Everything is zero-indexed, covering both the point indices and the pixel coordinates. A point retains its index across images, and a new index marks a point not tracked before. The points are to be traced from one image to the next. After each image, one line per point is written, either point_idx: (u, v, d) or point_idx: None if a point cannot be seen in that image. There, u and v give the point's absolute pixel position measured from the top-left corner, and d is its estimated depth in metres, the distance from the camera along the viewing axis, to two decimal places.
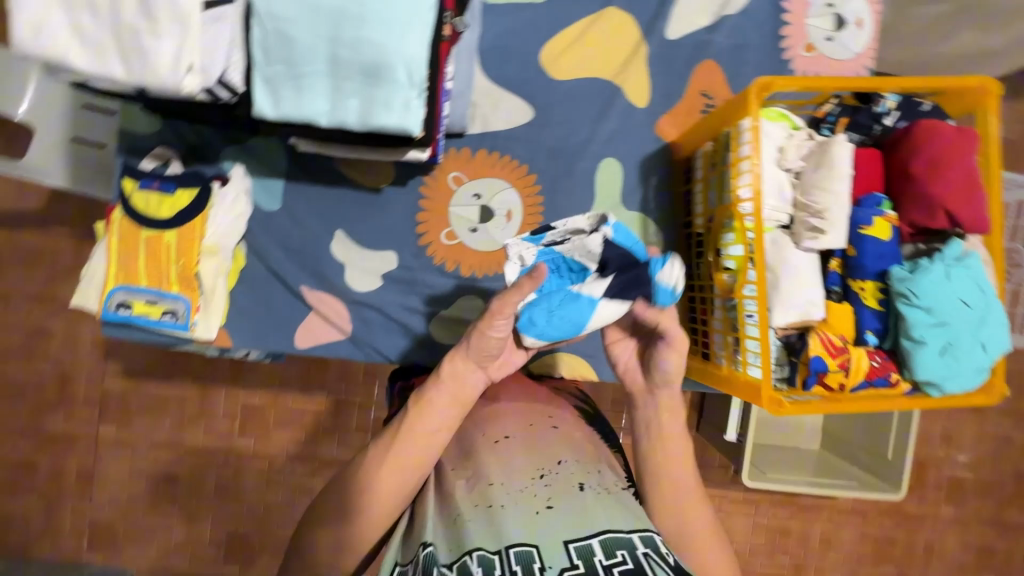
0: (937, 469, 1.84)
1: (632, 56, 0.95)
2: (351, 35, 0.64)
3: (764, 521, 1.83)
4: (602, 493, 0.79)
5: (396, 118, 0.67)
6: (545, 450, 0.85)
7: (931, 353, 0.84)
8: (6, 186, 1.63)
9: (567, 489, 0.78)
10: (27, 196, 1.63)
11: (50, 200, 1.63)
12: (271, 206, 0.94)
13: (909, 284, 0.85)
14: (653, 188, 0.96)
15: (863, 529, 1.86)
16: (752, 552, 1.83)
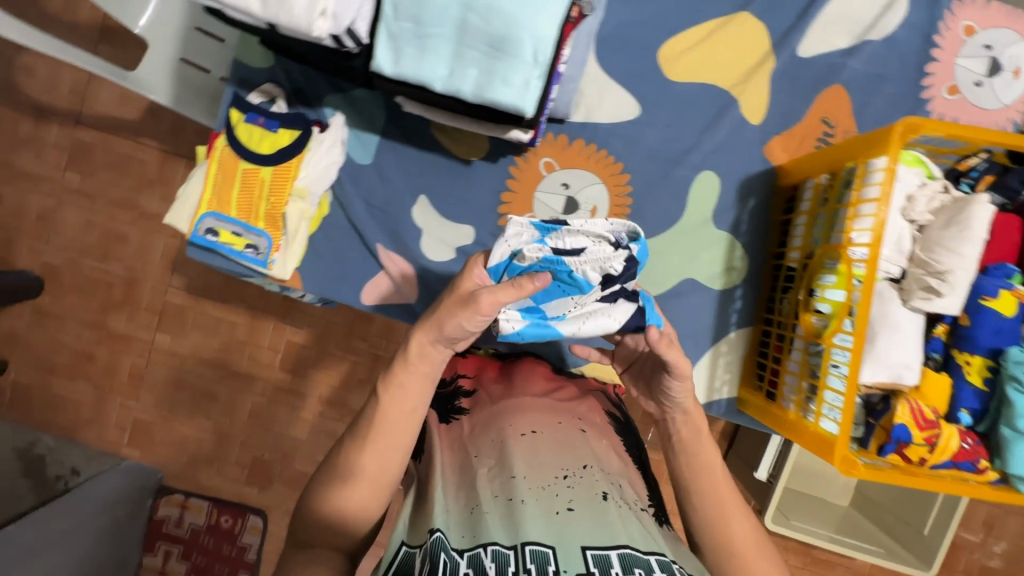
0: (970, 555, 1.73)
1: (756, 68, 0.90)
2: (485, 2, 0.62)
3: None
4: (622, 509, 0.79)
5: (512, 95, 0.65)
6: (571, 453, 0.86)
7: None
8: (109, 92, 1.71)
9: (589, 497, 0.79)
10: (127, 104, 1.70)
11: (149, 113, 1.70)
12: (363, 160, 0.97)
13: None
14: (748, 211, 0.92)
15: None
16: None
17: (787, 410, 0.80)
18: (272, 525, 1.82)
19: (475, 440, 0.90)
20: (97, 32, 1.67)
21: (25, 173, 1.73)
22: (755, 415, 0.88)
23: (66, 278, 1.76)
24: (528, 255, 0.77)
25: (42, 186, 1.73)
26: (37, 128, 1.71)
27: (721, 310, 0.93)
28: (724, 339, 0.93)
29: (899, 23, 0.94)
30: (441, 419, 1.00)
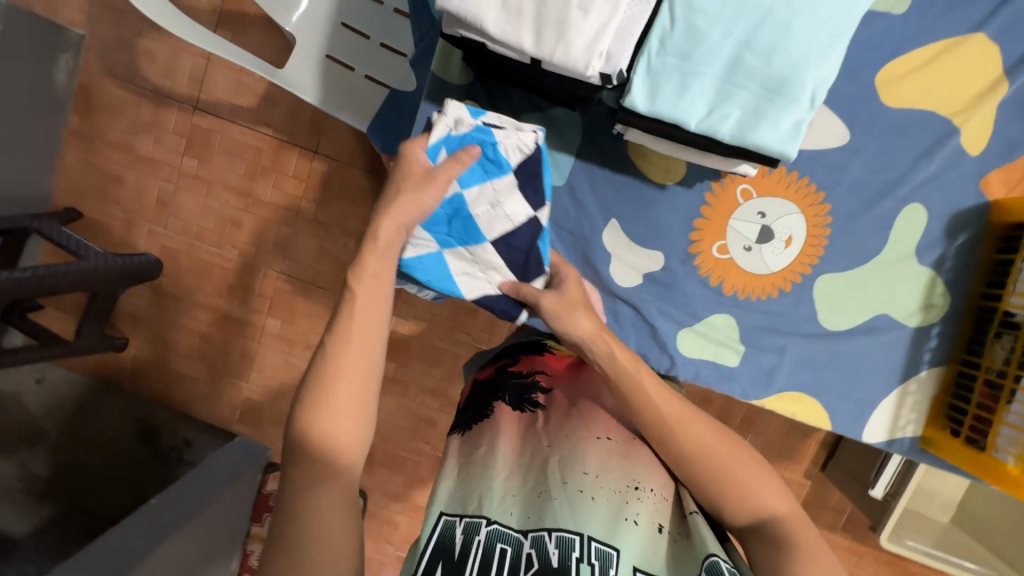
0: None
1: (985, 94, 0.82)
2: (767, 43, 0.59)
3: None
4: (682, 540, 0.62)
5: (777, 138, 0.63)
6: (649, 463, 0.68)
7: None
8: (220, 71, 1.53)
9: (645, 527, 0.61)
10: (242, 88, 1.53)
11: (262, 102, 1.53)
12: (555, 182, 0.88)
13: None
14: (956, 246, 0.87)
15: None
16: None
17: (1005, 464, 0.78)
18: None
19: (550, 427, 0.70)
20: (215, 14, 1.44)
21: (146, 157, 1.59)
22: (946, 455, 0.86)
23: (184, 262, 1.63)
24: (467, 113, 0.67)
25: (162, 171, 1.60)
26: (156, 112, 1.56)
27: (913, 350, 0.89)
28: (914, 378, 0.90)
29: None
30: (512, 407, 0.76)
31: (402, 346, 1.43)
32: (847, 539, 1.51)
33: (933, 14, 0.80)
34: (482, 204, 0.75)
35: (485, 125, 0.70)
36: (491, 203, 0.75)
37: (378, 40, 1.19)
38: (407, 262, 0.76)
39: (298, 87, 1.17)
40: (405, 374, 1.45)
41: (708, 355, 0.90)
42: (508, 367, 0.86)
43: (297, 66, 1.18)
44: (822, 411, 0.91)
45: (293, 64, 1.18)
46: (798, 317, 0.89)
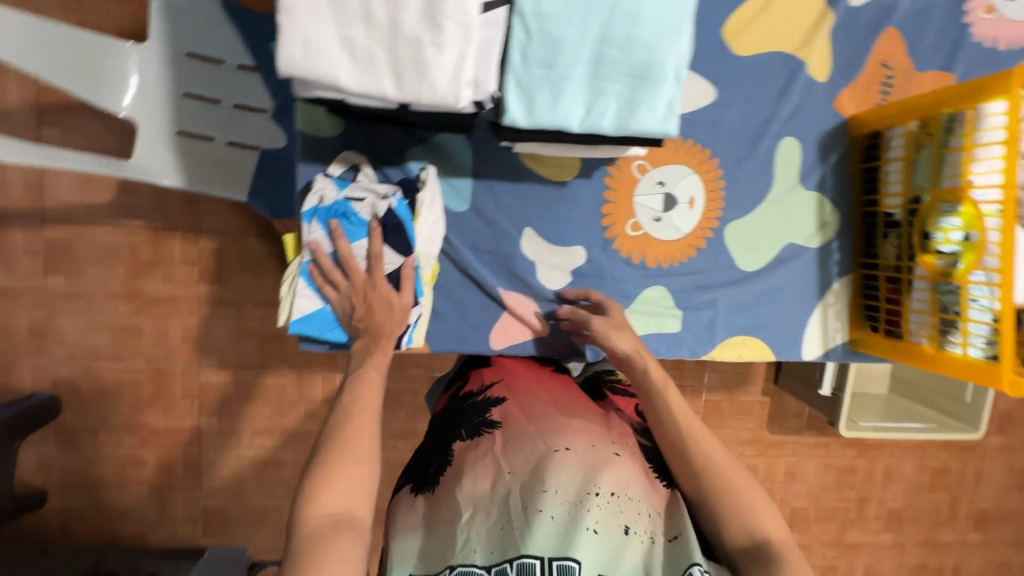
0: None
1: (816, 25, 0.90)
2: (623, 33, 0.60)
3: (931, 463, 1.73)
4: (649, 545, 0.61)
5: (654, 120, 0.64)
6: (621, 471, 0.65)
7: None
8: (60, 172, 1.34)
9: (611, 529, 0.60)
10: (90, 185, 1.35)
11: (122, 190, 1.36)
12: (459, 207, 0.85)
13: None
14: (831, 165, 0.94)
15: (1013, 465, 1.77)
16: (909, 507, 1.75)
17: (922, 344, 0.86)
18: None
19: (508, 451, 0.69)
20: (32, 115, 1.20)
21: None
22: (876, 351, 0.94)
23: (85, 389, 1.42)
24: (323, 181, 0.76)
25: (27, 300, 1.37)
26: None
27: (822, 266, 0.97)
28: (830, 292, 0.98)
29: None
30: (469, 439, 0.73)
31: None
32: (814, 435, 1.67)
33: None
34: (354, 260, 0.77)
35: (345, 197, 0.78)
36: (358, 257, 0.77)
37: (232, 102, 1.04)
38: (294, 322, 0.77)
39: (157, 171, 1.01)
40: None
41: (652, 327, 0.93)
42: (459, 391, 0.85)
43: (146, 149, 1.01)
44: (762, 344, 0.97)
45: (142, 148, 1.01)
46: (719, 267, 0.94)
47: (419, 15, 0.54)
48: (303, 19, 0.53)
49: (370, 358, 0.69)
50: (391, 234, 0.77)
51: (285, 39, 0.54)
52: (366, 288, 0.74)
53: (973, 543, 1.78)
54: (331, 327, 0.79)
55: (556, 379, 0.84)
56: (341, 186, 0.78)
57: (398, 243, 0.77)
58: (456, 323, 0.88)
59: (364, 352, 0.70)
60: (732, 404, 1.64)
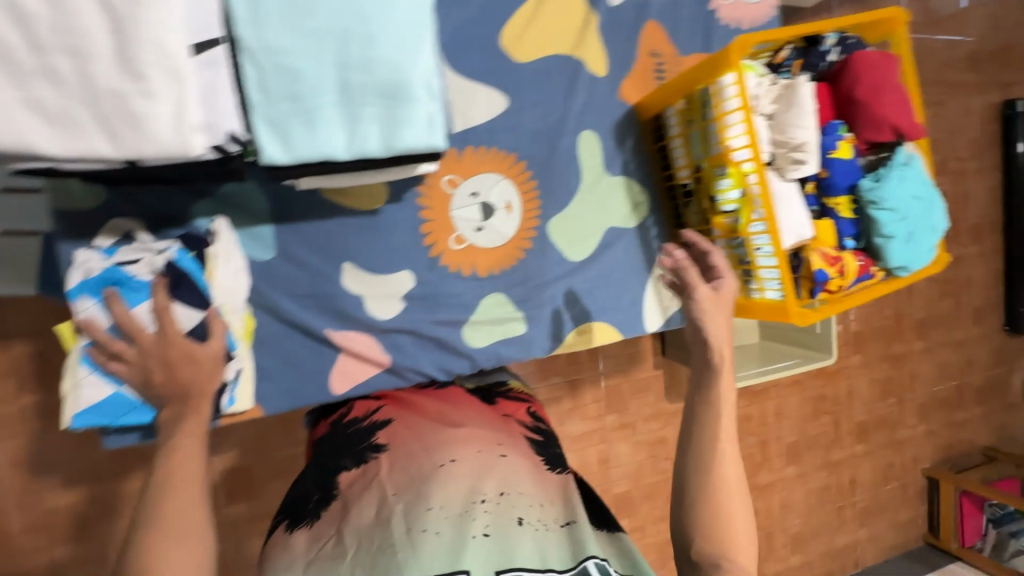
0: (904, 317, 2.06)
1: (585, 26, 0.97)
2: (361, 57, 0.60)
3: (810, 394, 1.94)
4: (544, 532, 0.61)
5: (421, 137, 0.64)
6: (509, 472, 0.67)
7: (901, 244, 0.83)
8: None
9: (505, 520, 0.61)
10: None
11: None
12: (265, 254, 0.80)
13: (877, 191, 0.82)
14: (629, 149, 1.01)
15: (869, 376, 2.02)
16: (801, 437, 1.93)
17: (734, 296, 0.94)
18: None
19: (393, 472, 0.68)
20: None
21: None
22: (706, 310, 1.01)
23: None
24: (83, 255, 0.69)
25: None
26: None
27: (645, 242, 1.03)
28: (657, 265, 1.04)
29: None
30: (353, 466, 0.72)
31: (239, 479, 1.19)
32: None
33: None
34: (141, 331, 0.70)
35: (116, 264, 0.71)
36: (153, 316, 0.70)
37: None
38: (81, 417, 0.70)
39: None
40: (263, 505, 1.22)
41: (498, 337, 0.94)
42: (341, 419, 0.83)
43: None
44: (607, 326, 1.01)
45: None
46: (550, 263, 0.97)
47: (114, 66, 0.50)
48: None
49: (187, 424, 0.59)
50: (178, 291, 0.70)
51: None
52: (158, 346, 0.62)
53: (860, 454, 2.03)
54: (132, 409, 0.72)
55: (437, 397, 0.86)
56: (108, 253, 0.71)
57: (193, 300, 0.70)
58: (289, 376, 0.83)
59: (176, 419, 0.59)
60: (630, 384, 1.70)
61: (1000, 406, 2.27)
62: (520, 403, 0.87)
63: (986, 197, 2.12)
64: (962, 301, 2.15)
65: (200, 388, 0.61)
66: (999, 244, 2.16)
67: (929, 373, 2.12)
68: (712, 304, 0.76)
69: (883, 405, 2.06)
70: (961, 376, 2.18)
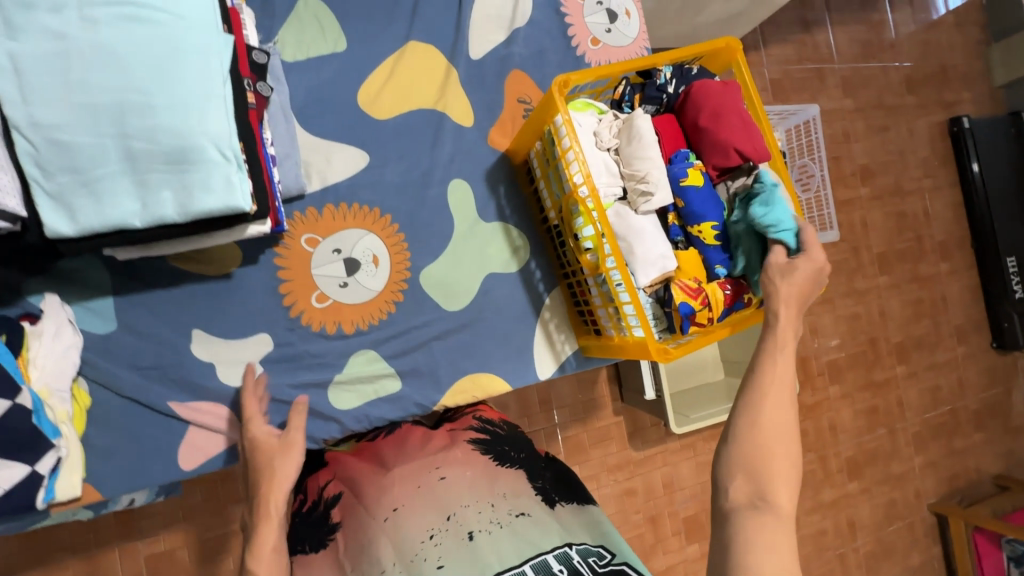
0: (883, 342, 1.95)
1: (445, 81, 0.99)
2: (138, 125, 0.60)
3: None
4: (494, 533, 0.70)
5: (218, 199, 0.63)
6: (445, 497, 0.74)
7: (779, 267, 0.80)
8: None
9: (455, 543, 0.69)
10: None
11: None
12: (106, 328, 0.79)
13: (770, 214, 0.75)
14: (504, 195, 1.01)
15: (852, 408, 1.90)
16: None
17: (612, 337, 0.90)
18: None
19: (347, 548, 0.75)
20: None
21: None
22: (595, 353, 0.97)
23: None
24: None
25: None
26: None
27: (529, 286, 1.00)
28: (544, 308, 1.01)
29: (532, 6, 1.05)
30: (316, 550, 0.77)
31: None
32: (677, 440, 1.67)
33: (365, 46, 0.95)
34: None
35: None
36: None
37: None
38: None
39: None
40: None
41: (371, 396, 0.91)
42: (301, 507, 0.87)
43: None
44: (493, 377, 0.97)
45: None
46: (426, 314, 0.94)
47: None
48: None
49: (253, 551, 0.67)
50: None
51: None
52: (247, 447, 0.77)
53: (856, 493, 1.88)
54: None
55: (390, 440, 0.89)
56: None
57: None
58: (132, 454, 0.79)
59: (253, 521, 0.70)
60: (591, 434, 1.59)
61: (1006, 430, 2.11)
62: (467, 415, 0.96)
63: (947, 215, 2.07)
64: (942, 320, 2.04)
65: (266, 491, 0.71)
66: (970, 260, 2.09)
67: (917, 400, 1.99)
68: (779, 274, 0.74)
69: (872, 438, 1.92)
70: (954, 400, 2.04)
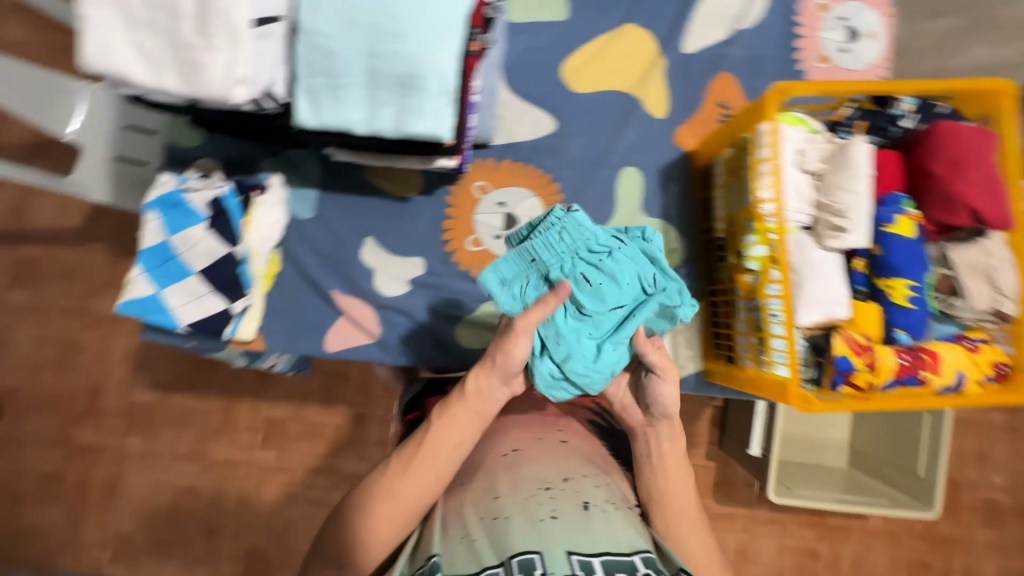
0: None
1: (650, 69, 0.98)
2: (386, 47, 0.68)
3: (906, 555, 1.54)
4: (606, 514, 0.71)
5: (427, 124, 0.71)
6: (565, 461, 0.77)
7: (601, 354, 0.78)
8: (45, 203, 1.54)
9: (570, 505, 0.70)
10: (65, 214, 1.53)
11: (90, 218, 1.53)
12: (305, 214, 0.93)
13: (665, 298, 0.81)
14: (674, 195, 0.98)
15: (1003, 564, 1.54)
16: None
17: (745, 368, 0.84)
18: None
19: (460, 467, 0.80)
20: (28, 148, 1.41)
21: None
22: (720, 380, 0.92)
23: (27, 399, 1.54)
24: (165, 179, 0.85)
25: None
26: None
27: None
28: None
29: (764, 10, 0.99)
30: None
31: None
32: (767, 510, 1.51)
33: (584, 19, 0.97)
34: (187, 247, 0.84)
35: (182, 188, 0.85)
36: (195, 244, 0.83)
37: (122, 125, 0.98)
38: (123, 304, 0.81)
39: (90, 188, 0.96)
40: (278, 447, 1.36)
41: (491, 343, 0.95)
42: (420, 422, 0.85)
43: (90, 168, 0.97)
44: None
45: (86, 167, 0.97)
46: None
47: (194, 24, 0.64)
48: (99, 24, 0.64)
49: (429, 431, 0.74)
50: (215, 222, 0.84)
51: (86, 42, 0.65)
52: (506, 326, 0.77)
53: None
54: (163, 310, 0.83)
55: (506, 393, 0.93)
56: (183, 181, 0.87)
57: (225, 232, 0.83)
58: (293, 321, 0.93)
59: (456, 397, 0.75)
60: None
61: None
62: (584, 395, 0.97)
63: None
64: None
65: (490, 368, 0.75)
66: None
67: None
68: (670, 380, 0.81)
69: None
70: None
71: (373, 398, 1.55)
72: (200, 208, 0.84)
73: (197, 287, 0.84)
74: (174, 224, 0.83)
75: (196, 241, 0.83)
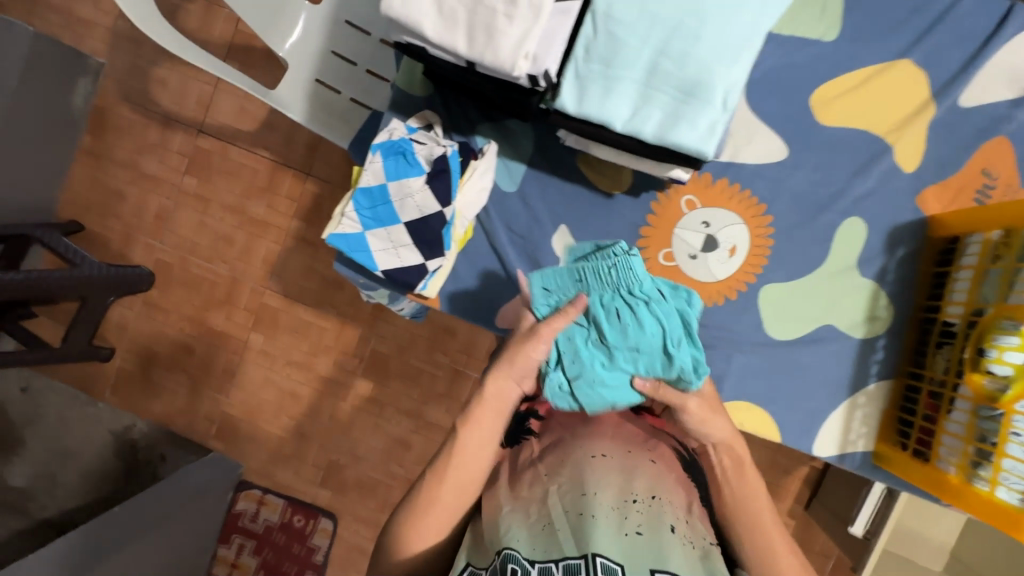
0: None
1: (913, 115, 0.87)
2: (680, 49, 0.64)
3: None
4: (694, 549, 0.61)
5: (695, 137, 0.67)
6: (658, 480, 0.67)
7: (610, 387, 0.72)
8: (229, 102, 1.62)
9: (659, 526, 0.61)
10: (243, 116, 1.62)
11: (264, 126, 1.61)
12: (508, 187, 0.93)
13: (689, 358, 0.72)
14: (897, 259, 0.89)
15: None
16: None
17: (947, 473, 0.77)
18: (342, 530, 1.63)
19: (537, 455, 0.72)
20: (232, 50, 1.50)
21: (150, 176, 1.67)
22: (895, 471, 0.85)
23: (176, 274, 1.67)
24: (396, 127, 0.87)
25: (163, 189, 1.67)
26: (163, 134, 1.65)
27: (860, 361, 0.89)
28: (862, 392, 0.89)
29: None
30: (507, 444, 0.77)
31: None
32: None
33: (856, 45, 0.87)
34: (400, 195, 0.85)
35: (409, 138, 0.86)
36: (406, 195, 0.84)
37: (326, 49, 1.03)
38: (333, 238, 0.84)
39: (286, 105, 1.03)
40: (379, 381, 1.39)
41: None
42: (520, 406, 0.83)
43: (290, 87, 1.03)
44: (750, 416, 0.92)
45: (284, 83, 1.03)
46: (744, 324, 0.91)
47: None
48: None
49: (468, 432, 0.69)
50: (433, 179, 0.84)
51: None
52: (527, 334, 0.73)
53: None
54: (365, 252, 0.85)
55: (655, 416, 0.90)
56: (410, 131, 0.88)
57: (441, 191, 0.84)
58: (471, 288, 0.94)
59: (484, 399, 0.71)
60: None
61: None
62: None
63: None
64: None
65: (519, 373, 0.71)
66: None
67: None
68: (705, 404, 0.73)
69: None
70: None
71: (472, 359, 1.57)
72: (422, 163, 0.85)
73: (400, 237, 0.85)
74: (392, 171, 0.85)
75: (409, 192, 0.84)
